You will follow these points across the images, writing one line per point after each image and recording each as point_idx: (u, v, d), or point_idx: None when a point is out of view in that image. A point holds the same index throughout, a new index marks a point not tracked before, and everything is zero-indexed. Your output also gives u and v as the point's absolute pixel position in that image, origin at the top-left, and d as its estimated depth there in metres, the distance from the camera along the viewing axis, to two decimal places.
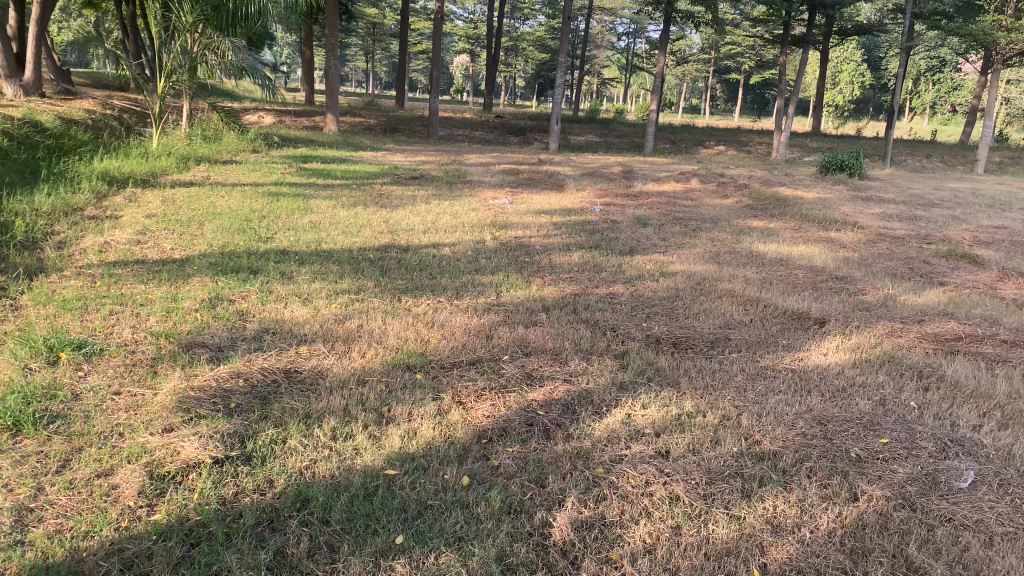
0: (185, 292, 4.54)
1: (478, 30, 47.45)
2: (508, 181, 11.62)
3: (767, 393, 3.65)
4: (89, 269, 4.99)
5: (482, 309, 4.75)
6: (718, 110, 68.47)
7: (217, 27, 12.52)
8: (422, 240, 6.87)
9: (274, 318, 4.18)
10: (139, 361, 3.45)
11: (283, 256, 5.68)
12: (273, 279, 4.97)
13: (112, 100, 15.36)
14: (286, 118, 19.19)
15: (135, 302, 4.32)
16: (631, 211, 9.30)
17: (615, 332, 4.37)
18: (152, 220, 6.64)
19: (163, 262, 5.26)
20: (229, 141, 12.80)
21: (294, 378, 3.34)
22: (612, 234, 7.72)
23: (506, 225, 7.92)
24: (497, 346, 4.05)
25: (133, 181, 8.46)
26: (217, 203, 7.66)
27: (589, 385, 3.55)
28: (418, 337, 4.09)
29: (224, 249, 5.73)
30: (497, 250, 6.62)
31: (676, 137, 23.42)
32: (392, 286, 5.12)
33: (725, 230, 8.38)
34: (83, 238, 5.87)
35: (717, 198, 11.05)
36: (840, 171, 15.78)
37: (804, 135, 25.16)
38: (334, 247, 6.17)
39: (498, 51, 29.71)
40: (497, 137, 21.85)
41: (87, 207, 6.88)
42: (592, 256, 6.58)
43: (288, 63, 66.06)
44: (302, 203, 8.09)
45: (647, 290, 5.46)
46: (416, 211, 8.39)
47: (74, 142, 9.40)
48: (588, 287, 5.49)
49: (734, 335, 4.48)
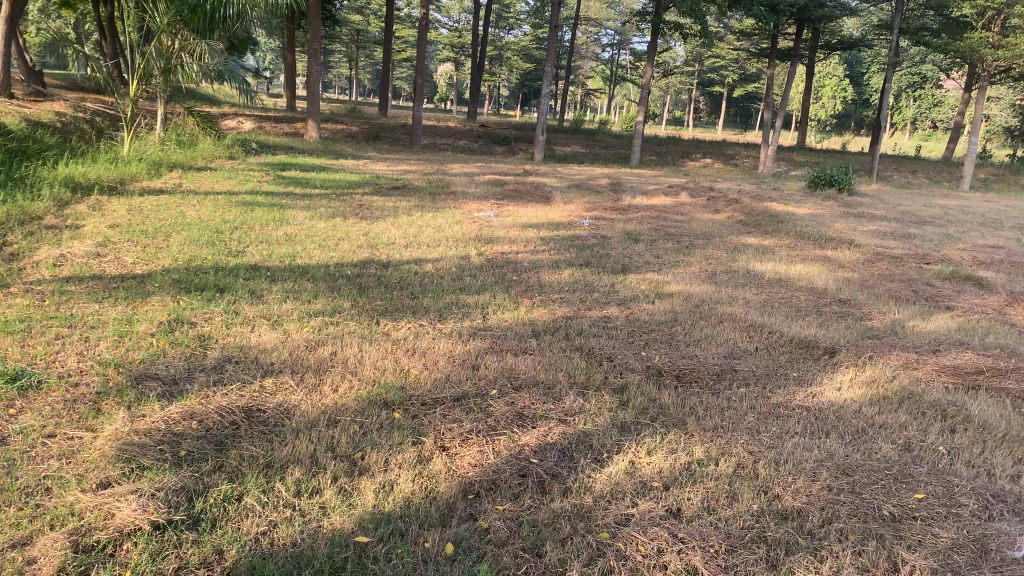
0: (143, 313, 4.14)
1: (462, 39, 47.19)
2: (494, 193, 11.28)
3: (782, 436, 3.31)
4: (39, 285, 4.58)
5: (468, 333, 4.39)
6: (701, 122, 68.58)
7: (193, 29, 12.11)
8: (403, 255, 6.50)
9: (238, 344, 3.79)
10: (81, 397, 3.05)
11: (254, 272, 5.29)
12: (241, 298, 4.59)
13: (85, 103, 14.91)
14: (266, 124, 18.76)
15: (85, 325, 3.92)
16: (621, 226, 8.98)
17: (613, 362, 4.02)
18: (115, 231, 6.22)
19: (122, 278, 4.86)
20: (205, 147, 12.37)
21: (256, 418, 2.96)
22: (603, 250, 7.39)
23: (492, 239, 7.57)
24: (484, 377, 3.69)
25: (99, 187, 8.03)
26: (187, 212, 7.27)
27: (587, 426, 3.19)
28: (398, 367, 3.73)
29: (190, 263, 5.33)
30: (483, 266, 6.28)
31: (663, 149, 23.21)
32: (370, 307, 4.75)
33: (719, 247, 8.08)
34: (38, 249, 5.46)
35: (708, 213, 10.75)
36: (828, 186, 15.54)
37: (789, 149, 25.03)
38: (309, 262, 5.79)
39: (484, 59, 29.43)
40: (481, 147, 21.53)
41: (45, 216, 6.46)
42: (583, 273, 6.25)
43: (270, 69, 65.56)
44: (278, 213, 7.70)
45: (644, 313, 5.12)
46: (397, 223, 8.01)
47: (39, 146, 8.97)
48: (579, 309, 5.14)
49: (740, 366, 4.14)
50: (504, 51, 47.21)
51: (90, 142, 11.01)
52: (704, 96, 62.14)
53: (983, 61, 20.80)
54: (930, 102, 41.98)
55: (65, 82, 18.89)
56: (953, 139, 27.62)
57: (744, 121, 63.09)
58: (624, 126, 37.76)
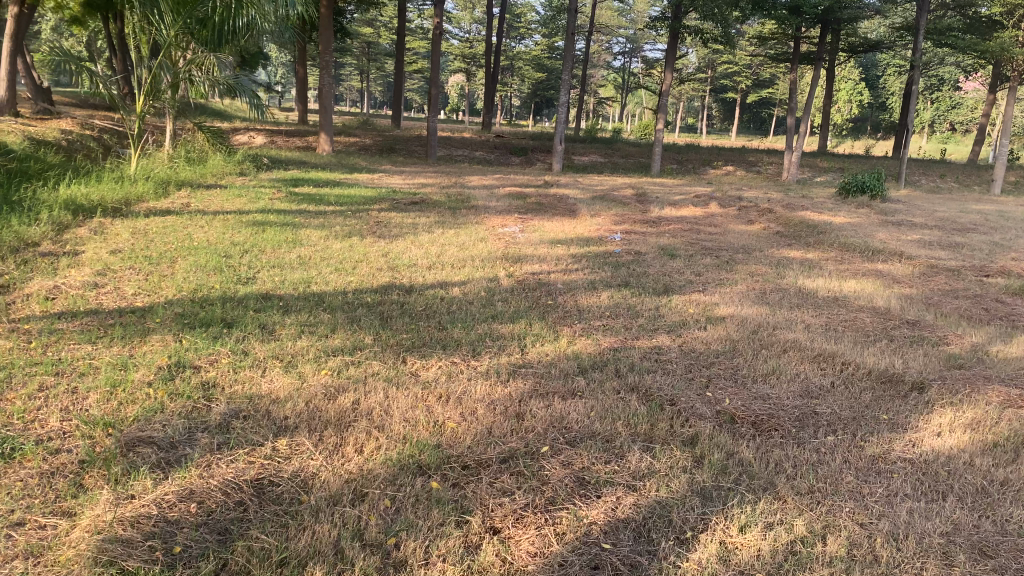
0: (140, 355, 3.66)
1: (473, 50, 46.87)
2: (516, 206, 10.78)
3: (891, 500, 2.78)
4: (27, 323, 4.12)
5: (508, 371, 3.88)
6: (715, 129, 67.95)
7: (203, 41, 11.67)
8: (425, 278, 5.99)
9: (246, 394, 3.29)
10: (61, 469, 2.57)
11: (265, 302, 4.80)
12: (251, 335, 4.10)
13: (94, 120, 14.65)
14: (278, 139, 18.37)
15: (74, 372, 3.44)
16: (655, 240, 8.46)
17: (675, 405, 3.50)
18: (118, 257, 5.76)
19: (121, 313, 4.39)
20: (214, 164, 11.95)
21: (268, 495, 2.46)
22: (639, 268, 6.86)
23: (520, 258, 7.06)
24: (531, 428, 3.18)
25: (103, 209, 7.57)
26: (195, 234, 6.82)
27: (661, 494, 2.67)
28: (432, 418, 3.22)
29: (196, 294, 4.85)
30: (515, 289, 5.79)
31: (683, 156, 22.69)
32: (395, 342, 4.23)
33: (762, 262, 7.53)
34: (32, 280, 5.01)
35: (742, 224, 10.19)
36: (860, 193, 14.96)
37: (812, 155, 24.47)
38: (326, 289, 5.30)
39: (498, 69, 29.00)
40: (497, 158, 21.08)
41: (42, 241, 6.01)
42: (623, 295, 5.73)
43: (281, 83, 65.75)
44: (291, 233, 7.23)
45: (698, 341, 4.59)
46: (418, 241, 7.54)
47: (41, 166, 8.57)
48: (626, 338, 4.59)
49: (821, 408, 3.61)
50: (515, 61, 46.79)
51: (95, 161, 10.61)
52: (716, 102, 61.55)
53: (1012, 61, 20.09)
54: (948, 105, 41.16)
55: (75, 100, 18.63)
56: (978, 140, 26.86)
57: (759, 126, 62.51)
58: (639, 134, 37.32)
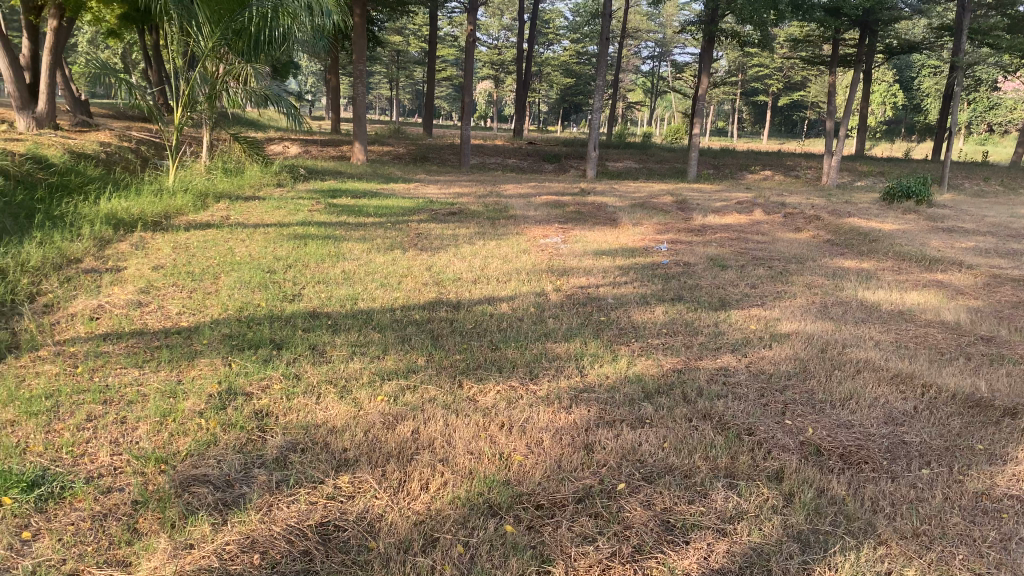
0: (189, 381, 3.51)
1: (502, 56, 46.80)
2: (556, 216, 10.58)
3: (1007, 546, 2.53)
4: (73, 345, 4.00)
5: (570, 394, 3.68)
6: (746, 133, 67.20)
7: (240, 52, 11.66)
8: (472, 293, 5.80)
9: (302, 424, 3.13)
10: (114, 510, 2.42)
11: (313, 321, 4.66)
12: (301, 357, 3.95)
13: (130, 131, 14.75)
14: (312, 148, 18.35)
15: (122, 400, 3.30)
16: (703, 250, 8.21)
17: (753, 435, 3.30)
18: (160, 274, 5.65)
19: (166, 334, 4.26)
20: (251, 175, 11.90)
21: (334, 542, 2.30)
22: (691, 281, 6.63)
23: (566, 271, 6.86)
24: (604, 461, 2.98)
25: (143, 223, 7.50)
26: (236, 248, 6.71)
27: (755, 539, 2.46)
28: (498, 448, 3.04)
29: (242, 313, 4.72)
30: (564, 305, 5.59)
31: (719, 161, 22.36)
32: (450, 363, 4.04)
33: (817, 274, 7.25)
34: (76, 298, 4.91)
35: (789, 232, 9.90)
36: (905, 198, 14.54)
37: (850, 159, 23.99)
38: (373, 306, 5.14)
39: (529, 75, 28.85)
40: (530, 164, 20.92)
41: (83, 258, 5.92)
42: (678, 311, 5.51)
43: (311, 92, 66.26)
44: (334, 247, 7.10)
45: (765, 363, 4.37)
46: (460, 254, 7.37)
47: (81, 179, 8.55)
48: (689, 359, 4.38)
49: (912, 437, 3.36)
50: (544, 66, 46.62)
51: (133, 174, 10.61)
52: (747, 106, 60.84)
53: None
54: (986, 105, 40.24)
55: (112, 111, 18.76)
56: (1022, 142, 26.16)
57: (791, 130, 61.72)
58: (670, 139, 36.94)
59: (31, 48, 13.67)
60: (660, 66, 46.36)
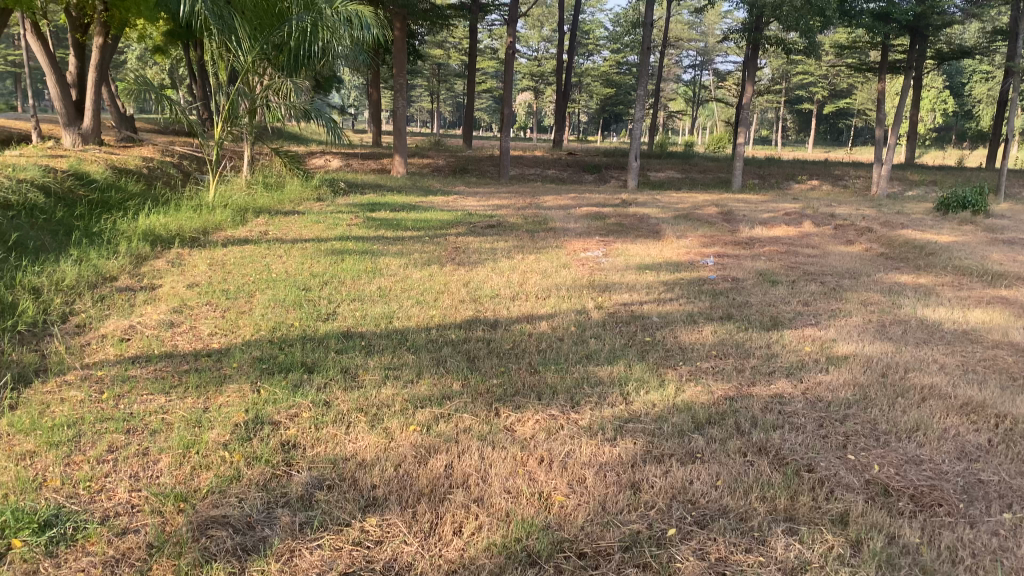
0: (216, 409, 3.37)
1: (542, 67, 46.75)
2: (597, 228, 10.35)
3: None
4: (101, 369, 3.90)
5: (615, 425, 3.48)
6: (791, 142, 66.14)
7: (280, 67, 11.66)
8: (510, 311, 5.61)
9: (330, 458, 2.96)
10: (127, 556, 2.28)
11: (346, 341, 4.51)
12: (333, 382, 3.80)
13: (173, 146, 14.88)
14: (353, 161, 18.38)
15: (147, 430, 3.17)
16: (751, 264, 7.92)
17: (814, 472, 3.06)
18: (195, 292, 5.56)
19: (196, 356, 4.14)
20: (291, 189, 11.88)
21: None
22: (740, 297, 6.36)
23: (608, 286, 6.64)
24: (652, 503, 2.77)
25: (181, 239, 7.47)
26: (272, 265, 6.62)
27: None
28: (539, 486, 2.85)
29: (275, 333, 4.58)
30: (607, 323, 5.37)
31: (764, 171, 21.92)
32: (487, 388, 3.85)
33: (872, 290, 6.93)
34: (108, 318, 4.84)
35: (841, 245, 9.55)
36: (961, 208, 14.02)
37: (900, 167, 23.35)
38: (408, 325, 4.98)
39: (570, 85, 28.68)
40: (571, 175, 20.71)
41: (119, 276, 5.87)
42: (727, 331, 5.26)
43: (353, 105, 67.05)
44: (370, 262, 6.96)
45: (823, 391, 4.12)
46: (499, 269, 7.19)
47: (121, 196, 8.58)
48: (741, 386, 4.14)
49: (990, 476, 3.08)
50: (584, 76, 46.43)
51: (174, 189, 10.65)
52: (791, 114, 59.93)
53: None
54: None
55: (158, 126, 19.04)
56: None
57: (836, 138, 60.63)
58: (713, 147, 36.44)
59: (78, 65, 13.88)
60: (702, 75, 45.87)
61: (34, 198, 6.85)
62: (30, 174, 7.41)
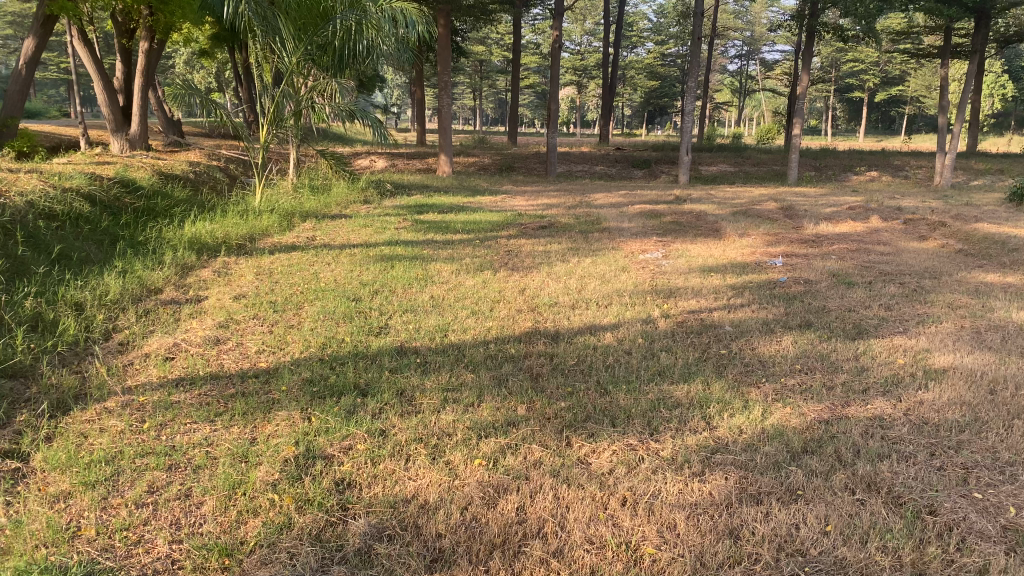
0: (265, 441, 3.10)
1: (585, 61, 46.23)
2: (653, 227, 9.95)
3: None
4: (143, 393, 3.66)
5: (701, 457, 3.13)
6: (841, 131, 64.57)
7: (325, 67, 11.45)
8: (571, 321, 5.27)
9: (389, 500, 2.66)
10: None
11: (400, 359, 4.22)
12: (388, 407, 3.50)
13: (219, 149, 14.84)
14: (398, 161, 18.21)
15: (190, 466, 2.91)
16: (822, 264, 7.47)
17: (937, 516, 2.68)
18: (241, 304, 5.32)
19: (243, 377, 3.88)
20: (338, 192, 11.70)
21: None
22: (816, 302, 5.95)
23: (673, 291, 6.27)
24: (757, 556, 2.42)
25: (228, 246, 7.28)
26: (320, 273, 6.38)
27: None
28: (625, 535, 2.52)
29: (325, 351, 4.31)
30: (676, 333, 5.02)
31: (820, 162, 21.23)
32: (556, 413, 3.52)
33: (957, 291, 6.45)
34: (152, 335, 4.61)
35: (914, 241, 9.03)
36: None
37: (962, 156, 22.45)
38: (465, 339, 4.67)
39: (615, 78, 28.18)
40: (619, 171, 20.28)
41: (164, 288, 5.67)
42: (809, 342, 4.87)
43: (397, 104, 67.35)
44: (421, 269, 6.69)
45: (928, 411, 3.71)
46: (555, 273, 6.86)
47: (166, 203, 8.44)
48: (833, 406, 3.78)
49: None
50: (628, 69, 45.77)
51: (221, 194, 10.53)
52: (841, 102, 58.49)
53: None
54: None
55: (206, 130, 19.08)
56: None
57: (888, 127, 59.03)
58: (762, 137, 35.56)
59: (125, 70, 13.87)
60: (748, 65, 44.89)
61: (80, 207, 6.71)
62: (77, 183, 7.28)
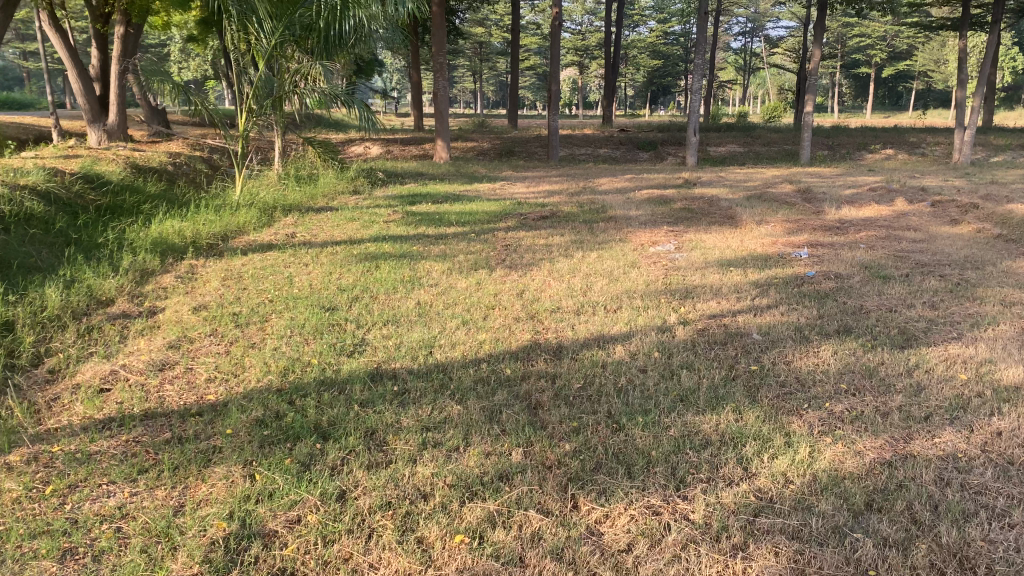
0: (191, 513, 2.45)
1: (585, 42, 45.30)
2: (662, 215, 9.28)
3: None
4: (57, 442, 3.01)
5: (741, 522, 2.49)
6: (847, 108, 63.46)
7: (309, 51, 10.79)
8: (576, 330, 4.61)
9: None
10: None
11: (374, 388, 3.56)
12: (353, 456, 2.86)
13: (203, 138, 14.15)
14: (394, 148, 17.49)
15: (90, 552, 2.27)
16: (851, 255, 6.79)
17: None
18: (199, 318, 4.66)
19: (184, 417, 3.23)
20: (326, 182, 11.02)
21: None
22: (853, 301, 5.30)
23: (691, 291, 5.61)
24: None
25: (196, 247, 6.63)
26: (294, 276, 5.73)
27: None
28: None
29: (286, 378, 3.65)
30: (696, 344, 4.37)
31: (833, 140, 20.47)
32: (558, 461, 2.86)
33: (1007, 284, 5.79)
34: (88, 359, 3.97)
35: (947, 226, 8.34)
36: None
37: (979, 131, 21.66)
38: (452, 358, 4.01)
39: (619, 56, 27.33)
40: (624, 154, 19.55)
41: (116, 299, 5.02)
42: (852, 353, 4.21)
43: (396, 88, 66.50)
44: (408, 269, 6.04)
45: (1011, 447, 3.06)
46: (557, 271, 6.20)
47: (136, 200, 7.80)
48: (894, 442, 3.12)
49: None
50: (628, 49, 44.82)
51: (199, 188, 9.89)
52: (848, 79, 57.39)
53: None
54: None
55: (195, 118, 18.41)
56: None
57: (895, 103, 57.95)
58: (768, 116, 34.74)
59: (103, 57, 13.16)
60: (751, 42, 43.91)
61: (30, 206, 6.05)
62: (32, 179, 6.64)
